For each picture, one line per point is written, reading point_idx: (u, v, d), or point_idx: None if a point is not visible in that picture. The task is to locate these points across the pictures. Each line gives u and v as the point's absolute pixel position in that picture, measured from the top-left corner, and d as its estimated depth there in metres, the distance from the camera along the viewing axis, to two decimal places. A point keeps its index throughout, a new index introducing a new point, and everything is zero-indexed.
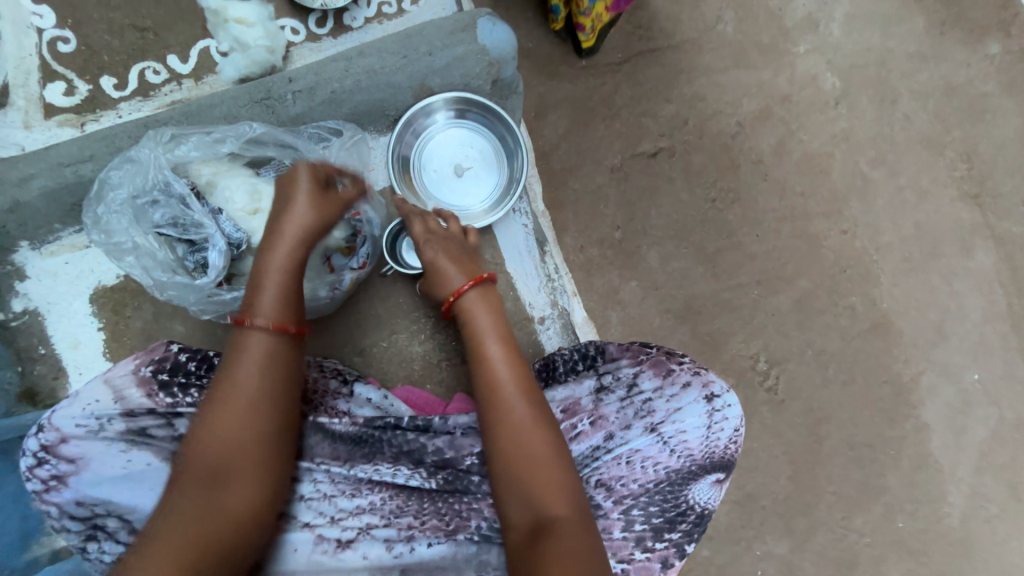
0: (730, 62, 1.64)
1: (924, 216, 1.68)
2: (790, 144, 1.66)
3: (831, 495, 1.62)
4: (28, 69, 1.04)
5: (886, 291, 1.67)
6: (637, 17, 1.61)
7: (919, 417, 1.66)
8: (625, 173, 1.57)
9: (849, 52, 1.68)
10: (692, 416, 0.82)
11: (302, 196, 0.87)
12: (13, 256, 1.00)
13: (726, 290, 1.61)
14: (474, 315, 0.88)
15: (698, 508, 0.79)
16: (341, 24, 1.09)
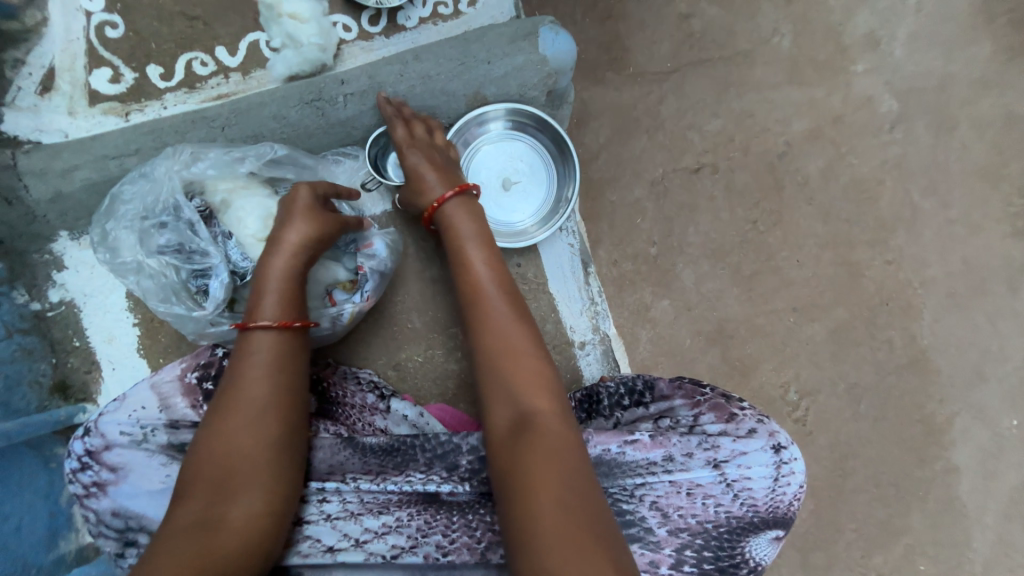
0: (783, 78, 1.57)
1: (974, 250, 1.61)
2: (839, 167, 1.59)
3: (851, 532, 1.60)
4: (75, 54, 1.02)
5: (927, 327, 1.60)
6: (690, 26, 1.55)
7: (950, 460, 1.61)
8: (665, 188, 1.53)
9: (910, 74, 1.60)
10: (761, 462, 0.73)
11: (297, 218, 0.82)
12: (51, 245, 0.97)
13: (760, 316, 1.57)
14: (463, 234, 0.88)
15: (752, 563, 0.72)
16: (394, 23, 1.05)
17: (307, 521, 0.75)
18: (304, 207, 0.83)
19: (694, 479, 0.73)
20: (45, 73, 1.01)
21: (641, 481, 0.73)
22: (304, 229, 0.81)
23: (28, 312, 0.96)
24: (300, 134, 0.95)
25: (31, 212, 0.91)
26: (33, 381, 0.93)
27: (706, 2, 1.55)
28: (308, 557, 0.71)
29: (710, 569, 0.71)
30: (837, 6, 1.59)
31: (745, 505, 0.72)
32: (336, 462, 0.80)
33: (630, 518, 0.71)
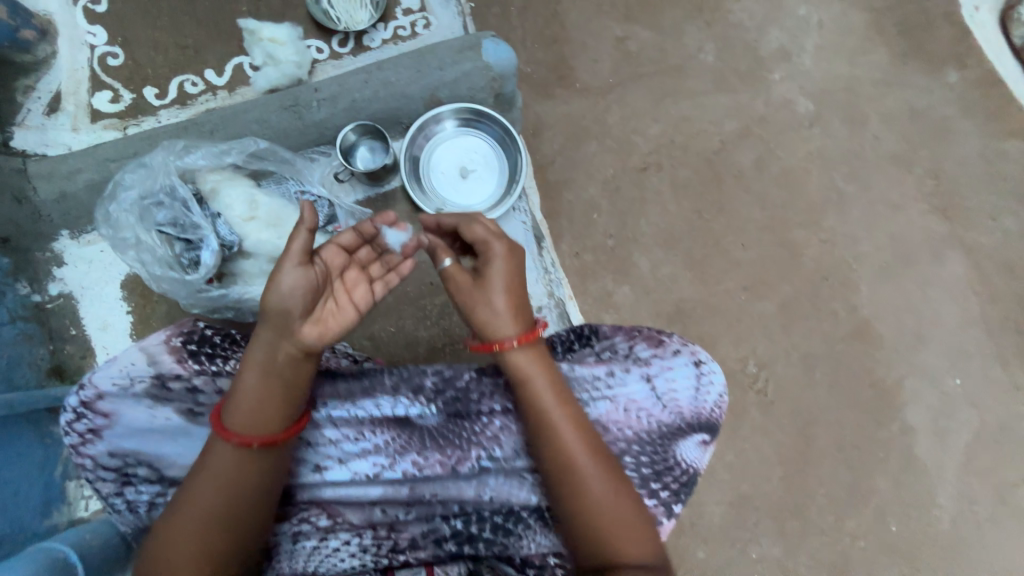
0: (711, 86, 1.80)
1: (896, 227, 1.80)
2: (769, 160, 1.80)
3: (822, 496, 1.66)
4: (80, 80, 1.17)
5: (865, 297, 1.77)
6: (626, 46, 1.77)
7: (903, 421, 1.73)
8: (617, 185, 1.71)
9: (820, 79, 1.84)
10: (685, 375, 0.85)
11: (287, 264, 0.75)
12: (52, 244, 1.08)
13: (713, 295, 1.72)
14: (532, 374, 0.79)
15: (684, 466, 0.82)
16: (360, 44, 1.23)
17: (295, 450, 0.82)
18: (299, 252, 0.75)
19: (630, 395, 0.85)
20: (53, 98, 1.15)
21: (586, 397, 0.85)
22: (284, 286, 0.73)
23: (30, 303, 1.05)
24: (279, 135, 1.10)
25: (37, 211, 1.03)
26: (32, 363, 1.01)
27: (638, 26, 1.79)
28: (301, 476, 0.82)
29: (647, 473, 0.82)
30: (752, 25, 1.84)
31: (674, 413, 0.85)
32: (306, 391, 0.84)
33: None
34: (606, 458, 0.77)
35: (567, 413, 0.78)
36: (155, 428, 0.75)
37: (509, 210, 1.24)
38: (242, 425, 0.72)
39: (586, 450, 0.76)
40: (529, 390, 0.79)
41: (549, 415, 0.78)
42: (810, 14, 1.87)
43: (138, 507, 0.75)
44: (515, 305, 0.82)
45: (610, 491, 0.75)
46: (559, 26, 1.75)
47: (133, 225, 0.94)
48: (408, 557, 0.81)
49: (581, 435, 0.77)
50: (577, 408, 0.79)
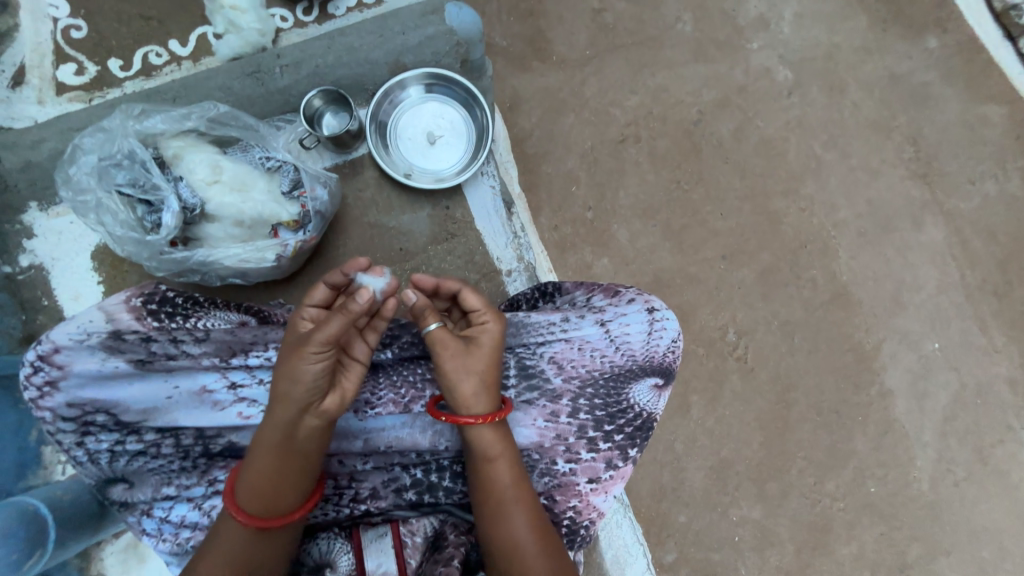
0: (689, 57, 1.79)
1: (875, 193, 1.80)
2: (747, 129, 1.79)
3: (801, 460, 1.68)
4: (43, 53, 1.16)
5: (844, 264, 1.77)
6: (603, 18, 1.76)
7: (883, 384, 1.74)
8: (594, 157, 1.71)
9: (798, 47, 1.83)
10: (638, 321, 0.86)
11: (305, 350, 0.71)
12: (22, 216, 1.09)
13: (692, 265, 1.73)
14: (495, 456, 0.78)
15: (637, 408, 0.84)
16: (325, 13, 1.23)
17: (246, 413, 0.78)
18: (321, 341, 0.70)
19: (585, 339, 0.86)
20: (18, 71, 1.15)
21: (543, 341, 0.85)
22: (304, 370, 0.71)
23: (1, 274, 1.07)
24: (243, 102, 1.10)
25: (3, 182, 1.04)
26: (3, 332, 1.02)
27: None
28: (249, 417, 0.78)
29: (601, 415, 0.84)
30: None
31: (628, 357, 0.86)
32: (252, 340, 0.79)
33: (533, 373, 0.84)
34: (551, 539, 0.78)
35: (521, 497, 0.78)
36: (110, 377, 0.76)
37: (478, 174, 1.23)
38: (257, 505, 0.73)
39: (532, 528, 0.77)
40: (486, 467, 0.78)
41: (501, 497, 0.77)
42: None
43: (94, 458, 0.76)
44: (488, 383, 0.78)
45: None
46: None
47: (92, 186, 0.94)
48: (369, 506, 0.84)
49: (526, 517, 0.77)
50: (528, 489, 0.79)
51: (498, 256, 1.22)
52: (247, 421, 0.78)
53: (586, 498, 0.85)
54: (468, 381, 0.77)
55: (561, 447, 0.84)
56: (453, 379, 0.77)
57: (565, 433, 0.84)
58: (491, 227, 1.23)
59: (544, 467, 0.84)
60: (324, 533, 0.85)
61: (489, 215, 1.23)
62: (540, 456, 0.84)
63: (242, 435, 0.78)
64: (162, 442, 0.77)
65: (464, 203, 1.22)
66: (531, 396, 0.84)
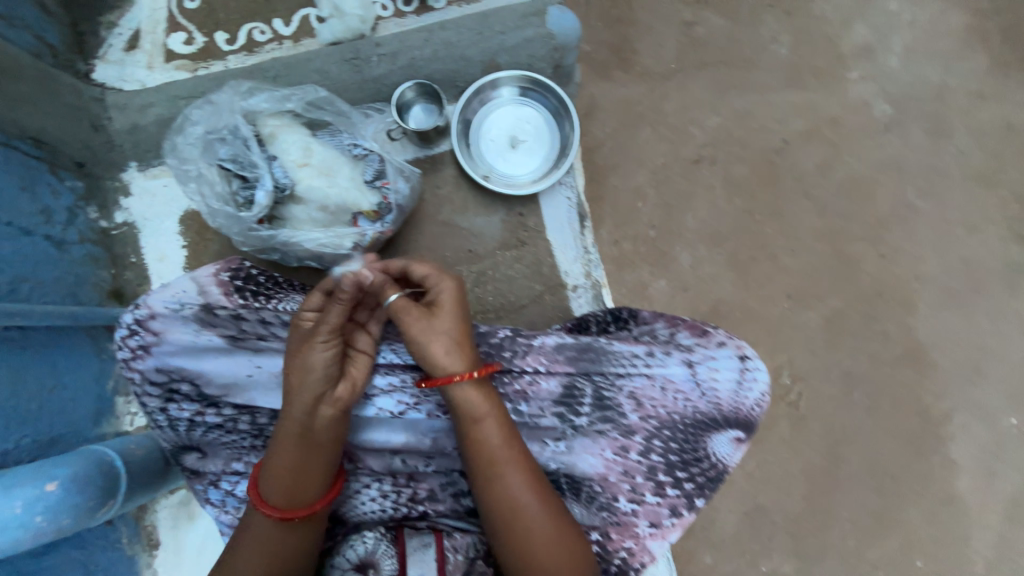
0: (782, 81, 1.69)
1: (968, 250, 1.66)
2: (834, 164, 1.68)
3: (846, 521, 1.58)
4: (158, 20, 1.21)
5: (922, 320, 1.64)
6: (694, 32, 1.68)
7: (947, 454, 1.61)
8: (666, 174, 1.64)
9: (904, 82, 1.70)
10: (729, 369, 0.83)
11: (316, 341, 0.75)
12: (122, 174, 1.14)
13: (755, 299, 1.64)
14: (482, 416, 0.76)
15: (714, 460, 0.81)
16: (425, 5, 1.21)
17: None
18: (329, 331, 0.75)
19: (670, 379, 0.82)
20: (132, 35, 1.20)
21: (624, 372, 0.82)
22: (314, 360, 0.74)
23: (96, 228, 1.11)
24: (337, 87, 1.11)
25: (111, 140, 1.09)
26: (95, 283, 1.08)
27: (710, 10, 1.69)
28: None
29: (674, 460, 0.81)
30: (835, 19, 1.71)
31: (711, 404, 0.82)
32: None
33: (609, 402, 0.82)
34: (552, 503, 0.76)
35: (517, 456, 0.75)
36: (198, 350, 0.79)
37: (555, 185, 1.20)
38: (282, 498, 0.73)
39: (530, 490, 0.74)
40: (467, 420, 0.76)
41: (493, 459, 0.75)
42: (902, 10, 1.72)
43: (175, 422, 0.80)
44: (455, 343, 0.76)
45: (557, 540, 0.73)
46: (627, 5, 1.67)
47: (196, 157, 0.97)
48: (426, 508, 0.86)
49: (522, 476, 0.74)
50: (522, 449, 0.76)
51: (565, 269, 1.18)
52: None
53: (641, 541, 0.82)
54: (436, 343, 0.76)
55: (626, 486, 0.81)
56: (425, 343, 0.76)
57: (633, 471, 0.81)
58: (562, 240, 1.19)
59: (604, 503, 0.81)
60: (371, 531, 0.83)
61: (562, 227, 1.19)
62: (601, 490, 0.81)
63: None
64: (238, 419, 0.79)
65: (538, 212, 1.19)
66: (604, 426, 0.81)
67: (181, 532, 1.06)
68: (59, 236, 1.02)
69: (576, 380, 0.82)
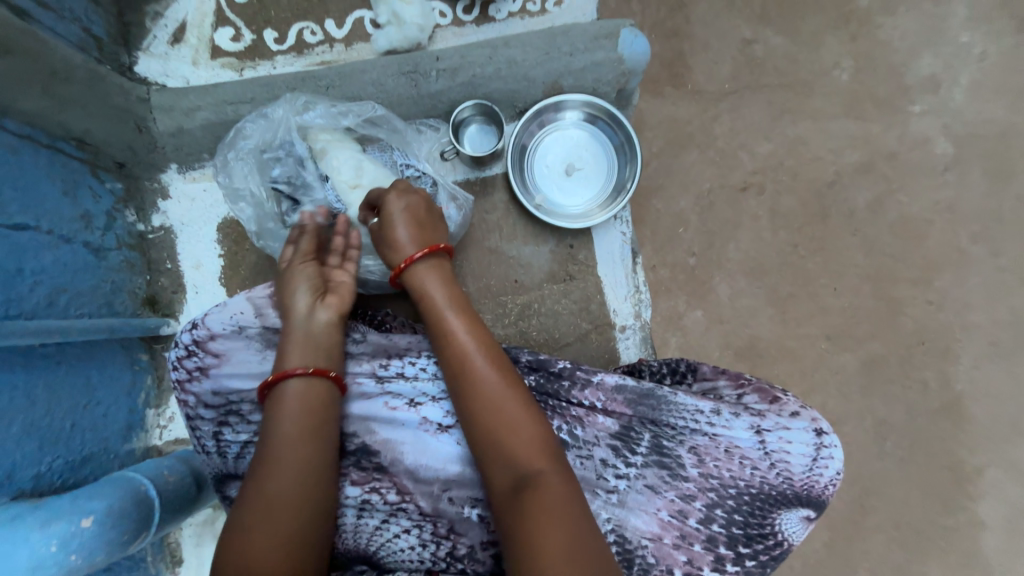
0: (840, 109, 1.60)
1: (1019, 302, 1.59)
2: (887, 202, 1.60)
3: (864, 572, 1.55)
4: (205, 13, 1.15)
5: (964, 373, 1.58)
6: (752, 51, 1.59)
7: (976, 512, 1.57)
8: (710, 201, 1.57)
9: (969, 119, 1.61)
10: (801, 442, 0.79)
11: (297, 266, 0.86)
12: (161, 176, 1.09)
13: (792, 338, 1.59)
14: (429, 288, 0.85)
15: (779, 537, 0.77)
16: (486, 14, 1.15)
17: (392, 404, 0.84)
18: (304, 255, 0.87)
19: (735, 443, 0.79)
20: (178, 28, 1.14)
21: (687, 428, 0.80)
22: (303, 279, 0.85)
23: (135, 231, 1.07)
24: (390, 101, 1.04)
25: (154, 142, 1.04)
26: (130, 291, 1.04)
27: (770, 29, 1.60)
28: (395, 408, 0.84)
29: (736, 533, 0.77)
30: (902, 46, 1.61)
31: (780, 477, 0.78)
32: (405, 346, 0.89)
33: (669, 459, 0.78)
34: (511, 374, 0.79)
35: (470, 322, 0.83)
36: (257, 373, 0.82)
37: (610, 218, 1.14)
38: (296, 388, 0.77)
39: (484, 352, 0.80)
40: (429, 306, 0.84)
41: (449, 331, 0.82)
42: (974, 41, 1.61)
43: (227, 446, 0.81)
44: (413, 241, 0.87)
45: (520, 409, 0.75)
46: (683, 18, 1.59)
47: (250, 177, 0.94)
48: (465, 566, 0.83)
49: (477, 337, 0.81)
50: (472, 313, 0.85)
51: (614, 308, 1.13)
52: (392, 412, 0.84)
53: None
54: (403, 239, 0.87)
55: (683, 555, 0.77)
56: (397, 244, 0.87)
57: (690, 538, 0.77)
58: (613, 276, 1.14)
59: (657, 571, 0.77)
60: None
61: (614, 262, 1.14)
62: (655, 557, 0.77)
63: (376, 437, 0.84)
64: None
65: (589, 245, 1.14)
66: (663, 488, 0.78)
67: (205, 552, 1.03)
68: (98, 242, 0.98)
69: (635, 426, 0.80)
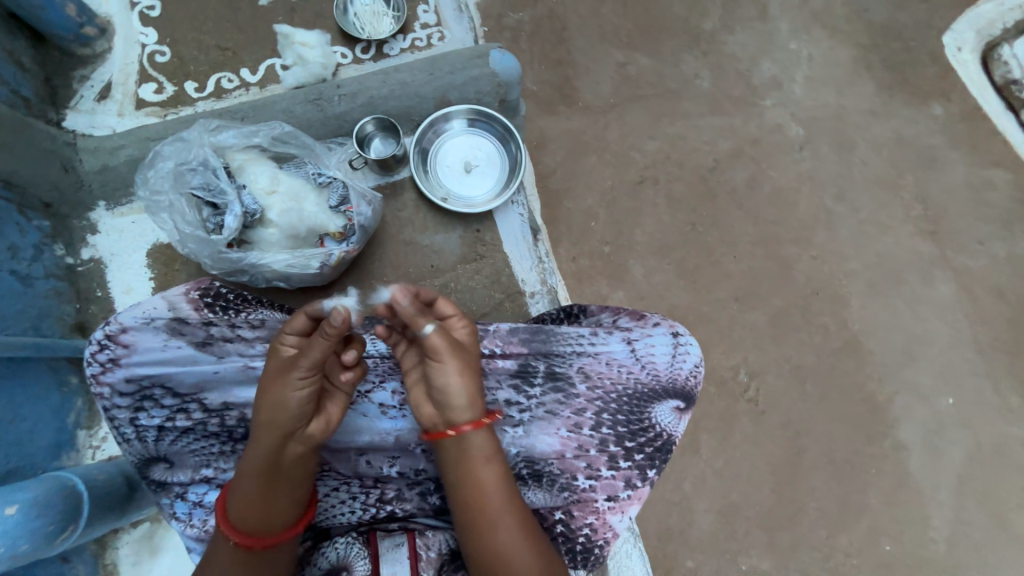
0: (706, 109, 1.61)
1: (886, 247, 1.57)
2: (761, 179, 1.58)
3: (814, 512, 1.44)
4: (129, 73, 1.30)
5: (856, 314, 1.53)
6: (627, 71, 1.61)
7: (897, 437, 1.49)
8: (613, 195, 1.54)
9: (810, 105, 1.63)
10: (664, 343, 0.91)
11: (288, 371, 0.73)
12: (89, 214, 1.18)
13: (703, 303, 1.50)
14: (489, 456, 0.77)
15: (658, 428, 0.87)
16: (381, 52, 1.37)
17: None
18: (308, 366, 0.73)
19: (613, 356, 0.89)
20: (105, 87, 1.28)
21: (572, 352, 0.89)
22: (292, 399, 0.73)
23: (63, 264, 1.15)
24: (302, 124, 1.21)
25: (80, 181, 1.13)
26: (59, 317, 1.10)
27: (638, 52, 1.63)
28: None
29: (623, 432, 0.87)
30: (744, 55, 1.65)
31: (652, 376, 0.89)
32: None
33: (560, 377, 0.88)
34: (535, 535, 0.76)
35: (512, 500, 0.77)
36: (170, 358, 0.79)
37: (508, 203, 1.32)
38: (249, 524, 0.72)
39: (521, 533, 0.75)
40: (465, 469, 0.77)
41: (492, 506, 0.76)
42: (801, 46, 1.67)
43: (146, 434, 0.78)
44: (473, 386, 0.78)
45: (528, 555, 0.74)
46: (564, 48, 1.60)
47: (166, 188, 1.05)
48: (394, 509, 0.84)
49: (518, 517, 0.76)
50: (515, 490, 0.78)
51: (523, 277, 1.30)
52: None
53: (602, 516, 0.87)
54: (463, 378, 0.76)
55: (582, 463, 0.86)
56: (448, 378, 0.76)
57: (586, 446, 0.86)
58: (517, 251, 1.31)
59: (564, 482, 0.86)
60: (342, 536, 0.82)
61: (516, 240, 1.31)
62: (560, 470, 0.86)
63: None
64: (208, 421, 0.79)
65: (493, 227, 1.30)
66: (558, 408, 0.87)
67: (145, 567, 1.05)
68: (24, 270, 1.05)
69: (530, 360, 0.88)
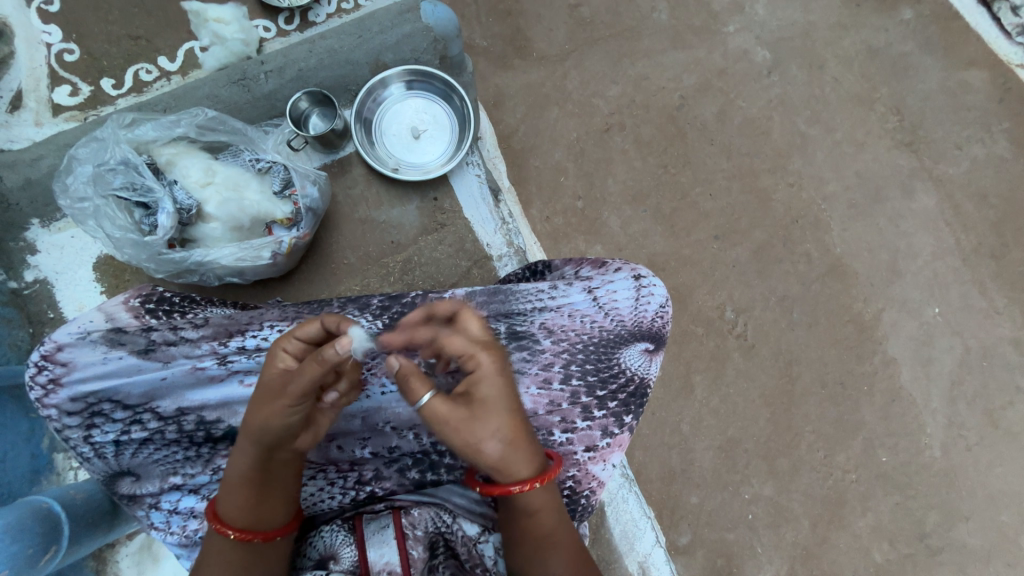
0: (667, 44, 1.50)
1: (864, 164, 1.52)
2: (730, 112, 1.51)
3: (810, 434, 1.45)
4: (39, 77, 1.20)
5: (838, 237, 1.50)
6: (581, 14, 1.48)
7: (886, 353, 1.49)
8: (580, 147, 1.44)
9: (776, 26, 1.53)
10: (626, 288, 0.88)
11: (277, 398, 0.65)
12: (25, 234, 1.12)
13: (685, 247, 1.45)
14: (536, 509, 0.69)
15: (628, 373, 0.86)
16: (307, 21, 1.27)
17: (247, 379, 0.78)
18: (295, 395, 0.64)
19: (574, 307, 0.87)
20: (15, 95, 1.19)
21: (532, 307, 0.87)
22: (275, 424, 0.65)
23: (7, 289, 1.10)
24: (230, 108, 1.13)
25: (6, 200, 1.06)
26: (13, 344, 1.07)
27: None
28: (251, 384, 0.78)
29: (593, 381, 0.85)
30: None
31: (616, 322, 0.87)
32: (249, 321, 0.79)
33: (523, 335, 0.85)
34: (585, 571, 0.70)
35: (565, 538, 0.70)
36: (114, 370, 0.76)
37: (463, 164, 1.29)
38: (243, 518, 0.67)
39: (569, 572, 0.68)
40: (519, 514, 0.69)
41: (540, 544, 0.69)
42: None
43: (105, 447, 0.76)
44: (510, 453, 0.66)
45: None
46: None
47: (90, 193, 1.00)
48: (374, 488, 0.82)
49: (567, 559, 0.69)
50: (569, 529, 0.71)
51: (487, 242, 1.29)
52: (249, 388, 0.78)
53: (584, 467, 0.86)
54: (496, 448, 0.65)
55: (557, 417, 0.85)
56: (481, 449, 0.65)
57: (558, 400, 0.85)
58: (480, 214, 1.30)
59: (541, 438, 0.85)
60: (328, 525, 0.79)
61: (477, 203, 1.30)
62: (535, 427, 0.84)
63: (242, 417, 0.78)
64: (166, 429, 0.76)
65: (451, 194, 1.28)
66: (525, 366, 0.84)
67: None
68: None
69: (489, 322, 0.85)
